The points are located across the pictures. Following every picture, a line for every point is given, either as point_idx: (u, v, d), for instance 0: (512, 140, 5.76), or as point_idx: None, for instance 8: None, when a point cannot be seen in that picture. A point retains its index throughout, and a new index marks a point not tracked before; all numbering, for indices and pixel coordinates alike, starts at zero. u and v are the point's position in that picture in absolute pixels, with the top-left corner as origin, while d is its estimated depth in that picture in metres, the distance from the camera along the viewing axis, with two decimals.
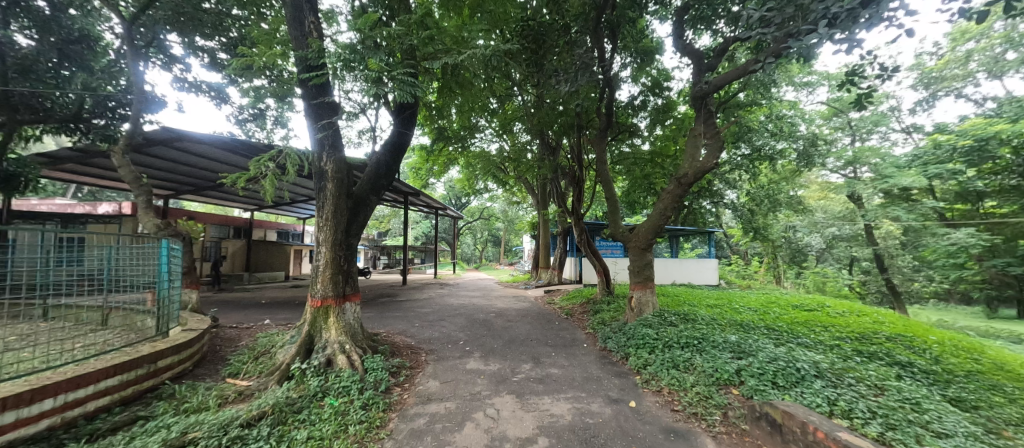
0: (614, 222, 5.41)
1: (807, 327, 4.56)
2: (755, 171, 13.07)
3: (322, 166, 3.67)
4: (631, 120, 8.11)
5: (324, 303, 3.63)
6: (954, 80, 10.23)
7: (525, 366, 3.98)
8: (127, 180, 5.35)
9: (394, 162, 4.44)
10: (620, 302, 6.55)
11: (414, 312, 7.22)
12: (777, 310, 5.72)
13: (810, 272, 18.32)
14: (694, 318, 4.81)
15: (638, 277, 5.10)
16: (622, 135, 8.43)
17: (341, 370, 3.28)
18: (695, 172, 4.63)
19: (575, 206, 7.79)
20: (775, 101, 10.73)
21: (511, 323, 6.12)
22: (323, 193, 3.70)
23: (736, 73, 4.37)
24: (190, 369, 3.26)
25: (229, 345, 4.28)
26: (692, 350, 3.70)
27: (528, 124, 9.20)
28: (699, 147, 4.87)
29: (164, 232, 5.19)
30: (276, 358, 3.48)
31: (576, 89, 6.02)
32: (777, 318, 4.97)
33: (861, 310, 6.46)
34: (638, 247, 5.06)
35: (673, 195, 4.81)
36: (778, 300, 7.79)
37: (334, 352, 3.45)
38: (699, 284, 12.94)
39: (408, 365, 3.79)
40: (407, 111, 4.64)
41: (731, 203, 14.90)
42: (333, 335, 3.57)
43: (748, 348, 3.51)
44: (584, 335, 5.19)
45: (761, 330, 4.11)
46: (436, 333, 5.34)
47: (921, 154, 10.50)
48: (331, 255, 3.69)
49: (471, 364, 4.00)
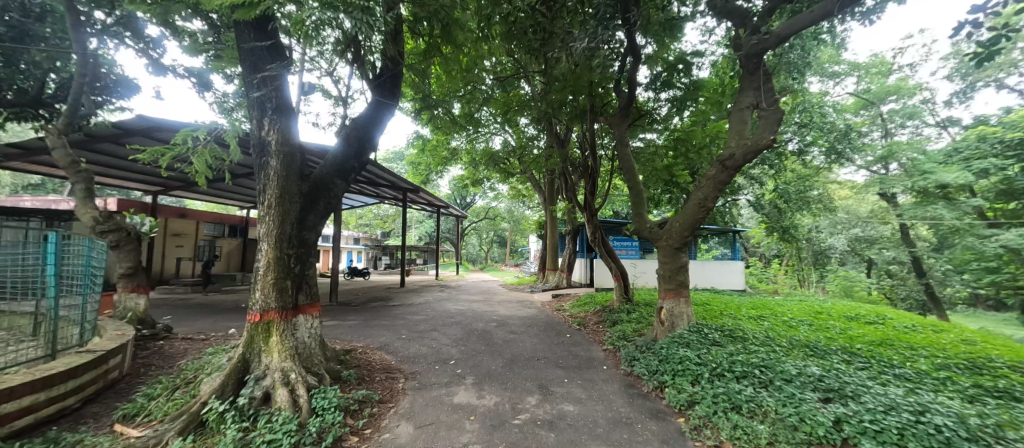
0: (637, 218, 4.43)
1: (892, 349, 3.57)
2: (780, 167, 11.98)
3: (263, 136, 2.82)
4: (649, 103, 7.13)
5: (265, 318, 2.74)
6: (996, 70, 8.90)
7: (530, 399, 3.06)
8: (61, 165, 4.54)
9: (368, 138, 3.57)
10: (643, 311, 5.60)
11: (405, 320, 6.34)
12: (838, 325, 4.73)
13: (834, 275, 17.10)
14: (742, 335, 3.85)
15: (669, 286, 4.12)
16: (640, 121, 7.44)
17: (278, 411, 2.39)
18: (746, 151, 3.67)
19: (589, 199, 6.79)
20: (802, 90, 9.64)
21: (515, 336, 5.20)
22: (265, 173, 2.84)
23: (811, 17, 3.31)
24: (75, 407, 2.41)
25: (159, 366, 3.43)
26: (756, 386, 2.73)
27: (534, 111, 8.26)
28: (748, 118, 3.92)
29: (105, 225, 4.41)
30: (197, 391, 2.60)
31: (595, 47, 4.91)
32: (848, 337, 3.98)
33: (933, 325, 5.41)
34: (668, 247, 4.07)
35: (716, 180, 3.85)
36: (823, 309, 6.75)
37: (274, 384, 2.57)
38: (720, 289, 11.91)
39: (376, 399, 2.89)
40: (387, 77, 3.80)
41: (753, 202, 13.84)
42: (275, 360, 2.70)
43: (840, 387, 2.52)
44: (603, 354, 4.26)
45: (841, 357, 3.13)
46: (424, 349, 4.45)
47: (962, 147, 9.36)
48: (275, 253, 2.81)
49: (459, 396, 3.07)
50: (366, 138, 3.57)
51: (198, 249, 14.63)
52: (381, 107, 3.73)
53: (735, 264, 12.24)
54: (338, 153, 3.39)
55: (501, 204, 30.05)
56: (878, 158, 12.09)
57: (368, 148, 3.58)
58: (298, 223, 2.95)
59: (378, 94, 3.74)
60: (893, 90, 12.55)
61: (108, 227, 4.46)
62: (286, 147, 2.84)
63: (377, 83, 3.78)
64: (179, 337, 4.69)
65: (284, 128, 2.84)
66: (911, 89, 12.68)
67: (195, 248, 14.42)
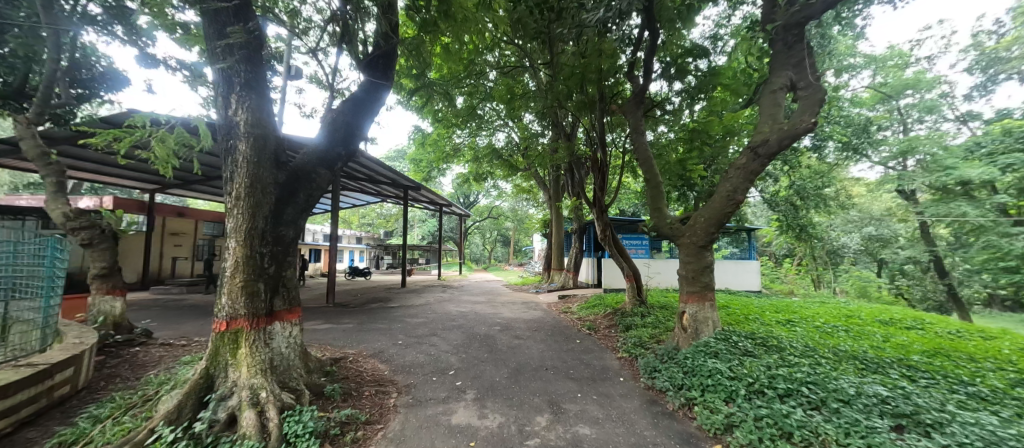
0: (656, 214, 4.00)
1: (952, 362, 3.13)
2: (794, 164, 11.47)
3: (231, 116, 2.43)
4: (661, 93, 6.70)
5: (232, 327, 2.37)
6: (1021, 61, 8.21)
7: (540, 420, 2.65)
8: (30, 156, 4.19)
9: (357, 123, 3.19)
10: (659, 315, 5.17)
11: (403, 323, 5.97)
12: (876, 331, 4.29)
13: (848, 275, 16.55)
14: (777, 343, 3.42)
15: (692, 288, 3.70)
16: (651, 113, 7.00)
17: (242, 440, 2.01)
18: (782, 137, 3.25)
19: (598, 195, 6.38)
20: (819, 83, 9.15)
21: (520, 341, 4.81)
22: (233, 158, 2.45)
23: None
24: (5, 434, 2.04)
25: (122, 380, 3.06)
26: (807, 409, 2.31)
27: (539, 103, 7.85)
28: (782, 101, 3.53)
29: (79, 222, 4.09)
30: (152, 413, 2.22)
31: (611, 18, 4.41)
32: (896, 346, 3.54)
33: (978, 330, 4.94)
34: (690, 245, 3.65)
35: (746, 170, 3.43)
36: (851, 312, 6.29)
37: (240, 405, 2.19)
38: (733, 289, 11.48)
39: (363, 420, 2.51)
40: (379, 58, 3.42)
41: (766, 199, 13.35)
42: (244, 375, 2.33)
43: (916, 413, 2.09)
44: (619, 365, 3.84)
45: (901, 374, 2.69)
46: (421, 357, 4.07)
47: (987, 142, 8.83)
48: (243, 252, 2.41)
49: (458, 416, 2.68)
50: (355, 123, 3.19)
51: (197, 248, 14.39)
52: (373, 89, 3.35)
53: (749, 263, 11.77)
54: (322, 139, 3.01)
55: (504, 203, 29.68)
56: (896, 154, 11.56)
57: (357, 134, 3.20)
58: (274, 218, 2.58)
59: (369, 74, 3.37)
60: (911, 83, 11.97)
61: (80, 223, 4.12)
62: (258, 128, 2.46)
63: (368, 62, 3.40)
64: (157, 343, 4.34)
65: (255, 107, 2.46)
66: (930, 82, 12.10)
67: (194, 247, 14.18)
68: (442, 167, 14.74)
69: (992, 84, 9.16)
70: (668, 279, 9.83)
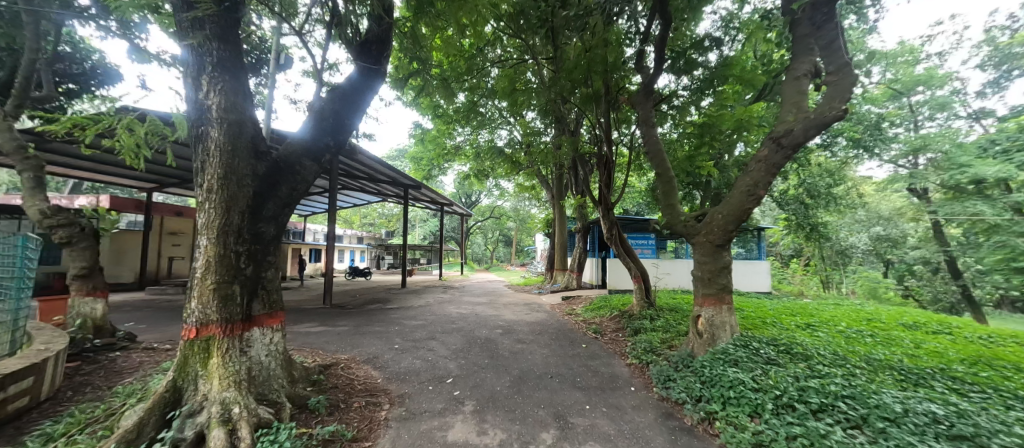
0: (668, 211, 3.73)
1: (998, 372, 2.85)
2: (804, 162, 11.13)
3: (202, 99, 2.17)
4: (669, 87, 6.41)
5: (203, 334, 2.12)
6: None
7: (545, 436, 2.40)
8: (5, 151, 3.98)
9: (347, 111, 2.96)
10: (669, 318, 4.90)
11: (401, 325, 5.74)
12: (905, 336, 4.01)
13: (857, 276, 16.18)
14: (803, 350, 3.15)
15: (709, 290, 3.43)
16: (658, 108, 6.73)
17: None
18: (809, 126, 2.99)
19: (604, 192, 6.10)
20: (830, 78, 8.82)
21: (523, 346, 4.56)
22: (205, 146, 2.20)
23: None
24: None
25: (91, 389, 2.82)
26: (848, 429, 2.04)
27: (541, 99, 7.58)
28: (805, 89, 3.28)
29: (57, 218, 3.87)
30: (111, 430, 1.99)
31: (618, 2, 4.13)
32: (932, 354, 3.26)
33: (1010, 336, 4.65)
34: (705, 244, 3.39)
35: (768, 163, 3.16)
36: (870, 315, 6.00)
37: (209, 423, 1.95)
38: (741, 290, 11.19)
39: (349, 437, 2.27)
40: (372, 44, 3.18)
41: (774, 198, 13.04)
42: (216, 388, 2.08)
43: (979, 436, 1.82)
44: (629, 372, 3.58)
45: (947, 387, 2.42)
46: (418, 363, 3.82)
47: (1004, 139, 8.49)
48: (216, 251, 2.17)
49: (455, 431, 2.43)
50: (346, 112, 2.96)
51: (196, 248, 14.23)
52: (365, 75, 3.12)
53: (759, 264, 11.47)
54: (309, 128, 2.78)
55: (506, 202, 29.42)
56: (908, 152, 11.21)
57: (348, 123, 2.97)
58: (253, 213, 2.34)
59: (361, 59, 3.13)
60: (923, 80, 11.63)
61: (58, 221, 3.90)
62: (234, 114, 2.22)
63: (360, 47, 3.16)
64: (140, 347, 4.11)
65: (230, 90, 2.21)
66: (943, 78, 11.73)
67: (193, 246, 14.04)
68: (443, 165, 14.50)
69: (1007, 80, 8.67)
70: (675, 280, 9.55)
